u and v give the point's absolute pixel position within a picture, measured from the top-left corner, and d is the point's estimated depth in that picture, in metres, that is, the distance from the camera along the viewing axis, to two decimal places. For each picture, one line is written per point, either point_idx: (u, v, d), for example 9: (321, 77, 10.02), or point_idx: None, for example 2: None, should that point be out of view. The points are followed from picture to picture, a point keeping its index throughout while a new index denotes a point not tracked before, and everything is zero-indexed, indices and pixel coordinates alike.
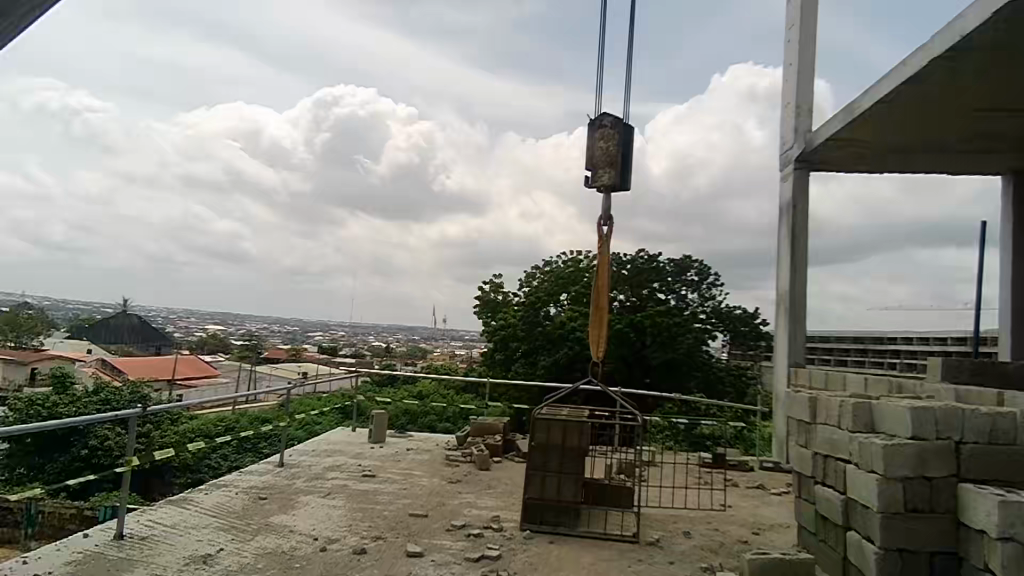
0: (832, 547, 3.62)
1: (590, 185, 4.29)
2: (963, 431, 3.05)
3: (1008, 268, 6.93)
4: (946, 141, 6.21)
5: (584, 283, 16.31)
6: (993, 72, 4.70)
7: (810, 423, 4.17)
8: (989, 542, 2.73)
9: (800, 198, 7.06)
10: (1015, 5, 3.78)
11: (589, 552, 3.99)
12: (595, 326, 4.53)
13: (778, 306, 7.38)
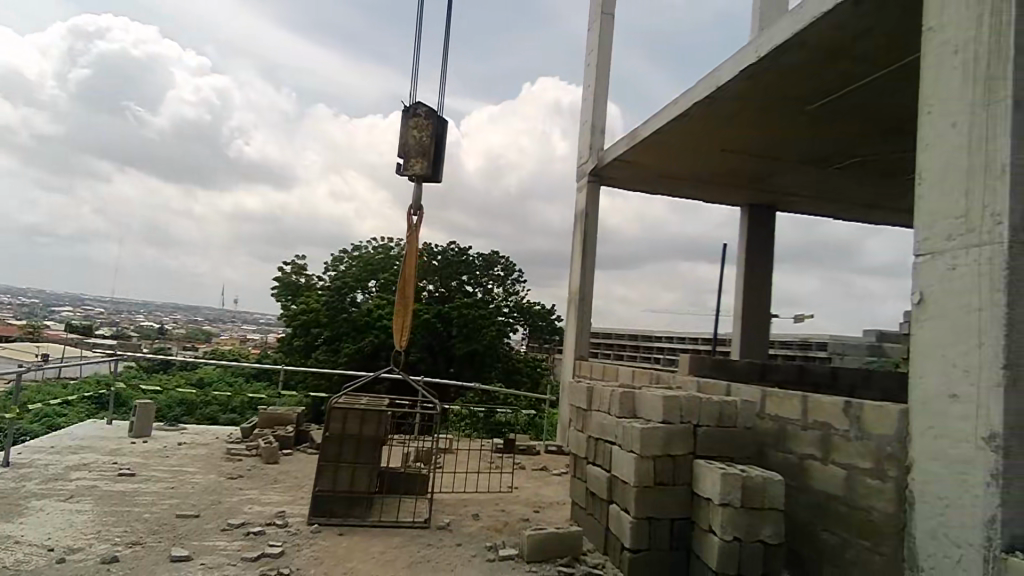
0: (597, 519, 4.12)
1: (402, 173, 4.26)
2: (699, 416, 3.71)
3: (743, 283, 8.50)
4: (704, 173, 7.42)
5: (394, 270, 16.09)
6: (741, 121, 5.72)
7: (586, 410, 4.69)
8: (713, 507, 3.35)
9: (592, 208, 7.89)
10: (753, 68, 4.67)
11: (378, 541, 3.97)
12: (399, 314, 4.52)
13: (570, 304, 8.13)
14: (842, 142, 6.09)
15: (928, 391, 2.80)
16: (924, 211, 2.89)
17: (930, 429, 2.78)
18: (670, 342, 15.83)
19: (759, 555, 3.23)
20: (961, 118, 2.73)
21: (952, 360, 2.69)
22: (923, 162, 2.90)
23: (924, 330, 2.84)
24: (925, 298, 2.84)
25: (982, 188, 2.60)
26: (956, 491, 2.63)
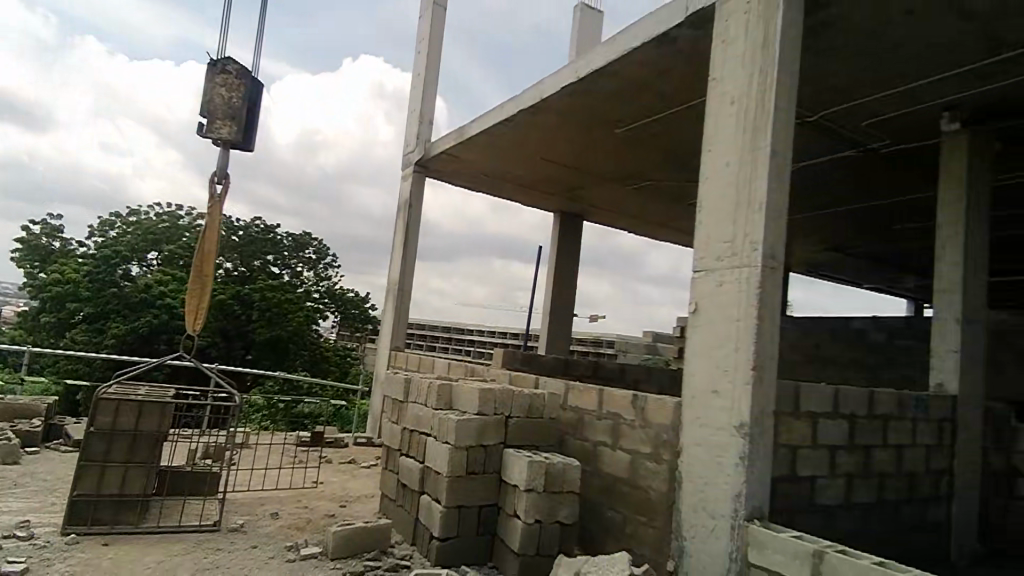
0: (407, 511, 4.12)
1: (204, 134, 3.77)
2: (511, 407, 3.92)
3: (552, 284, 9.14)
4: (526, 177, 7.83)
5: (183, 243, 14.23)
6: (562, 134, 6.16)
7: (401, 402, 4.65)
8: (518, 493, 3.57)
9: (415, 199, 7.85)
10: (573, 87, 5.06)
11: (155, 549, 3.50)
12: (194, 294, 4.00)
13: (388, 294, 7.99)
14: (642, 166, 6.90)
15: (697, 388, 3.32)
16: (702, 234, 3.40)
17: (697, 419, 3.30)
18: (481, 336, 16.42)
19: (556, 534, 3.53)
20: (733, 159, 3.26)
21: (716, 361, 3.22)
22: (704, 192, 3.42)
23: (697, 335, 3.36)
24: (699, 308, 3.35)
25: (745, 219, 3.14)
26: (714, 471, 3.16)
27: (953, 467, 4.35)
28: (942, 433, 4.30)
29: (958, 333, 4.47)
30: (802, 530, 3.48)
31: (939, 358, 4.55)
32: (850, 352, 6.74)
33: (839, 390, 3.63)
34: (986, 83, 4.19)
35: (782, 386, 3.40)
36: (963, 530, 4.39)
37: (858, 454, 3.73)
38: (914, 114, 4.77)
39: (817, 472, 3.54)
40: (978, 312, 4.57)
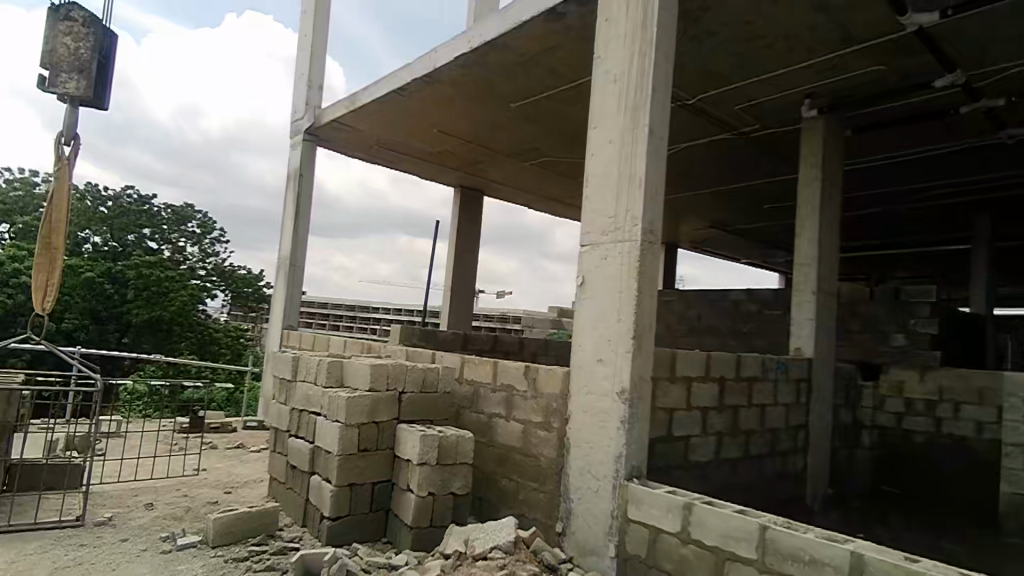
0: (297, 492, 3.99)
1: (46, 89, 3.34)
2: (404, 382, 3.88)
3: (454, 259, 9.10)
4: (425, 150, 7.68)
5: (39, 213, 12.69)
6: (459, 106, 6.08)
7: (289, 381, 4.47)
8: (411, 467, 3.56)
9: (307, 170, 7.48)
10: (466, 58, 4.99)
11: (5, 550, 3.15)
12: (43, 270, 3.57)
13: (279, 270, 7.61)
14: (540, 142, 6.98)
15: (583, 357, 3.46)
16: (588, 209, 3.50)
17: (583, 387, 3.44)
18: (385, 314, 16.11)
19: (449, 505, 3.58)
20: (615, 137, 3.37)
21: (600, 331, 3.36)
22: (589, 168, 3.52)
23: (583, 307, 3.48)
24: (585, 281, 3.48)
25: (626, 195, 3.27)
26: (598, 435, 3.33)
27: (808, 422, 4.87)
28: (799, 392, 4.79)
29: (813, 303, 4.97)
30: (678, 485, 3.76)
31: (798, 325, 5.05)
32: (729, 322, 7.30)
33: (711, 355, 3.93)
34: (839, 75, 4.62)
35: (660, 353, 3.62)
36: (817, 477, 4.94)
37: (727, 414, 4.08)
38: (780, 102, 5.17)
39: (692, 431, 3.82)
40: (831, 283, 5.10)
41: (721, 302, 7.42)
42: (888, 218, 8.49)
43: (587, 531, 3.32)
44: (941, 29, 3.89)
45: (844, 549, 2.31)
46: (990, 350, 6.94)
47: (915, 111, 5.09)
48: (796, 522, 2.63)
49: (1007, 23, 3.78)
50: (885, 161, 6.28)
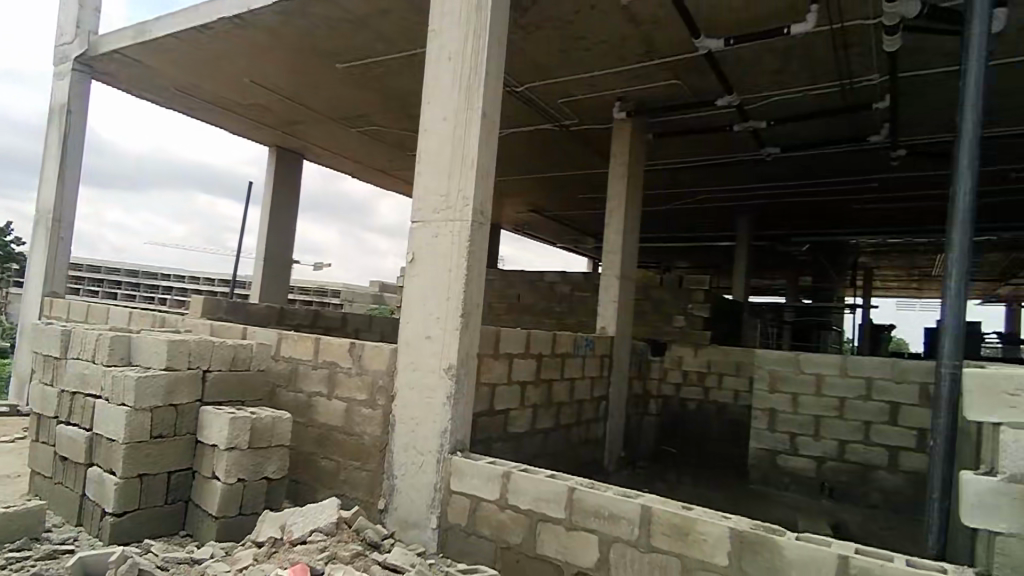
0: (69, 487, 3.41)
1: None
2: (210, 360, 3.50)
3: (268, 225, 8.36)
4: (235, 101, 6.90)
5: None
6: (280, 58, 5.56)
7: (57, 359, 3.76)
8: (217, 453, 3.24)
9: (79, 106, 6.27)
10: (287, 6, 4.57)
11: None
12: None
13: (38, 224, 6.33)
14: (370, 110, 6.70)
15: (411, 334, 3.46)
16: (420, 185, 3.47)
17: (411, 364, 3.44)
18: (180, 282, 14.28)
19: (261, 491, 3.35)
20: (449, 114, 3.38)
21: (430, 309, 3.38)
22: (422, 143, 3.47)
23: (411, 284, 3.47)
24: (415, 257, 3.46)
25: (459, 175, 3.31)
26: (423, 411, 3.37)
27: (609, 393, 5.46)
28: (602, 366, 5.34)
29: (616, 286, 5.56)
30: (496, 456, 3.98)
31: (604, 307, 5.60)
32: (544, 302, 7.84)
33: (530, 333, 4.19)
34: (646, 84, 5.15)
35: (484, 331, 3.76)
36: (614, 442, 5.58)
37: (542, 388, 4.40)
38: (598, 101, 5.61)
39: (510, 405, 4.05)
40: (631, 269, 5.74)
41: (539, 283, 7.90)
42: (678, 214, 9.76)
43: (409, 505, 3.36)
44: (725, 56, 4.53)
45: (636, 503, 2.67)
46: (744, 330, 8.43)
47: (702, 123, 5.88)
48: (599, 483, 2.96)
49: (772, 59, 4.54)
50: (678, 164, 7.18)
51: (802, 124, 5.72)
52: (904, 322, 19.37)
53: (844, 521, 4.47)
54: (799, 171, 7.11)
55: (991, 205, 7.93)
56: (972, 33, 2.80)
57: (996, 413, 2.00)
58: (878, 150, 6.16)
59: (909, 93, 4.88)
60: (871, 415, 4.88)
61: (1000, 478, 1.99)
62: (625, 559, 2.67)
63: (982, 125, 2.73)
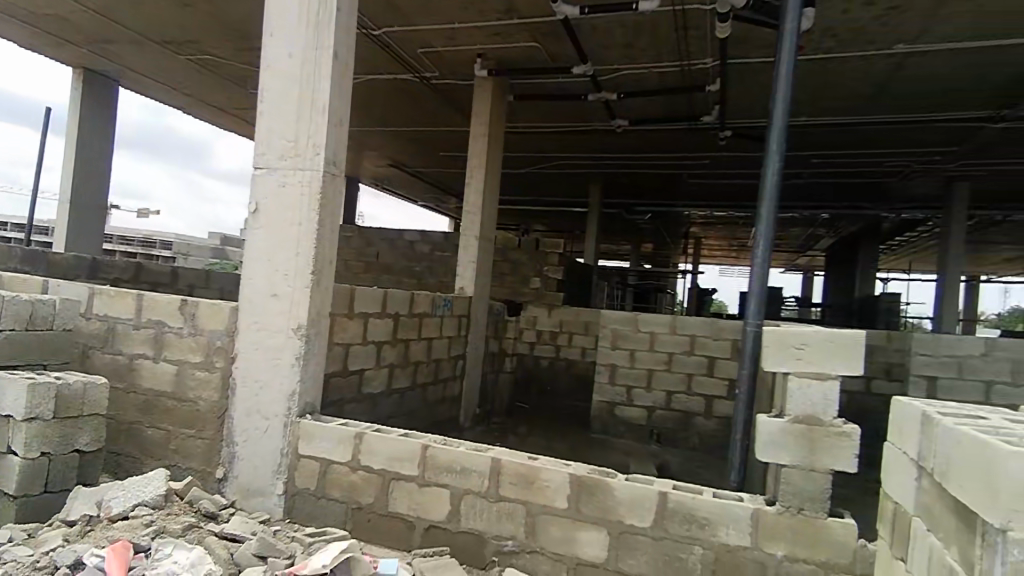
0: None
1: None
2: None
3: (75, 161, 7.14)
4: (24, 7, 5.71)
5: None
6: None
7: None
8: (13, 424, 2.78)
9: None
10: None
11: None
12: None
13: None
14: (205, 36, 5.94)
15: (253, 291, 3.20)
16: (261, 127, 3.16)
17: (253, 323, 3.20)
18: None
19: (72, 465, 2.94)
20: (295, 52, 3.10)
21: (275, 264, 3.15)
22: (264, 81, 3.16)
23: (253, 236, 3.19)
24: (258, 208, 3.18)
25: (308, 121, 3.08)
26: (267, 372, 3.17)
27: (466, 352, 5.56)
28: (460, 326, 5.40)
29: (475, 246, 5.61)
30: (349, 417, 3.89)
31: (462, 267, 5.64)
32: (403, 261, 7.70)
33: (386, 292, 4.10)
34: (506, 43, 5.13)
35: (338, 289, 3.60)
36: (470, 399, 5.73)
37: (399, 347, 4.35)
38: (458, 55, 5.49)
39: (365, 365, 3.96)
40: (490, 229, 5.82)
41: (398, 241, 7.72)
42: (538, 178, 10.04)
43: (253, 472, 3.18)
44: (581, 25, 4.66)
45: (487, 456, 2.77)
46: (593, 291, 9.01)
47: (558, 89, 6.03)
48: (451, 439, 3.02)
49: (622, 32, 4.75)
50: (536, 129, 7.33)
51: (648, 100, 6.10)
52: (724, 287, 22.09)
53: (668, 462, 5.06)
54: (645, 144, 7.64)
55: (797, 186, 9.17)
56: (784, 29, 3.15)
57: (786, 364, 2.37)
58: (710, 130, 6.79)
59: (736, 80, 5.42)
60: (693, 369, 5.52)
61: (787, 418, 2.36)
62: (475, 509, 2.78)
63: (788, 114, 3.10)
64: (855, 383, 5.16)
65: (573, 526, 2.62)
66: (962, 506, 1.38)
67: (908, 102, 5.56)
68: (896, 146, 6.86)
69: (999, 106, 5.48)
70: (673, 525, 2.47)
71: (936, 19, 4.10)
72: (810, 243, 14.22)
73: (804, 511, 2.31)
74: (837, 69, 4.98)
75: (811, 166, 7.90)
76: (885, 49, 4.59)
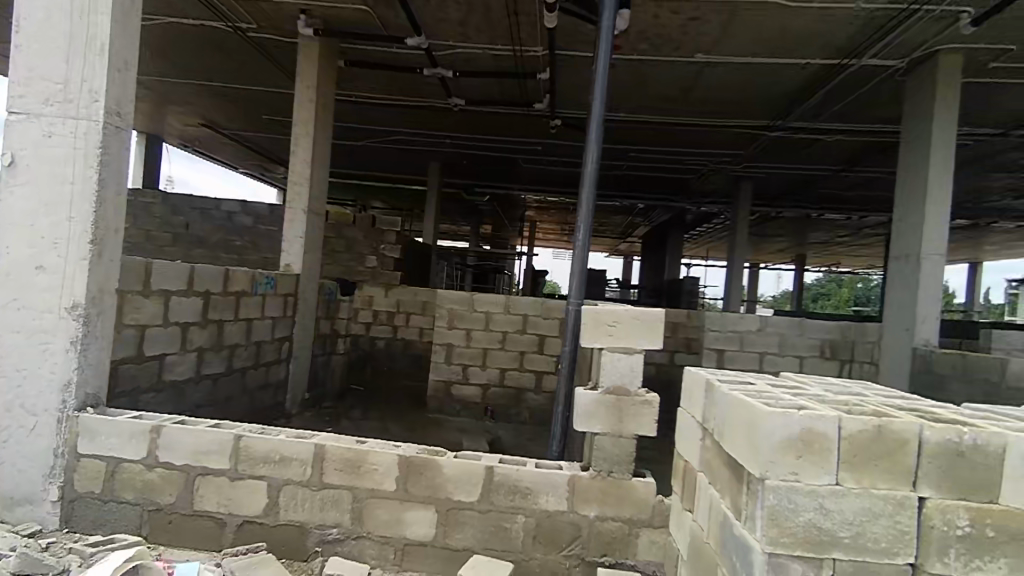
0: None
1: None
2: None
3: None
4: None
5: None
6: None
7: None
8: None
9: None
10: None
11: None
12: None
13: None
14: None
15: (11, 262, 2.64)
16: (17, 64, 2.60)
17: (11, 301, 2.64)
18: None
19: None
20: None
21: (40, 231, 2.62)
22: (22, 6, 2.59)
23: (10, 196, 2.62)
24: (16, 162, 2.62)
25: (82, 61, 2.59)
26: (32, 360, 2.64)
27: (292, 333, 5.20)
28: (285, 305, 5.03)
29: (302, 220, 5.24)
30: (148, 409, 3.43)
31: (288, 242, 5.23)
32: (220, 234, 6.95)
33: (194, 267, 3.65)
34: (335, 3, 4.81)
35: (130, 263, 3.11)
36: (298, 383, 5.40)
37: (210, 330, 3.92)
38: (280, 9, 5.02)
39: (166, 349, 3.50)
40: (320, 202, 5.47)
41: (213, 212, 6.93)
42: (375, 152, 9.68)
43: (15, 479, 2.65)
44: None
45: (309, 443, 2.61)
46: (431, 271, 8.98)
47: (393, 60, 5.82)
48: (269, 427, 2.80)
49: (456, 9, 4.71)
50: (372, 100, 7.03)
51: (483, 81, 6.16)
52: (558, 269, 23.49)
53: (500, 436, 5.26)
54: (483, 126, 7.74)
55: (620, 177, 9.98)
56: (602, 25, 3.36)
57: (600, 341, 2.55)
58: (542, 117, 7.08)
59: (565, 71, 5.69)
60: (525, 346, 5.77)
61: (600, 390, 2.55)
62: (296, 500, 2.61)
63: (605, 108, 3.32)
64: (662, 357, 5.79)
65: (401, 507, 2.58)
66: (734, 461, 1.59)
67: (708, 107, 6.30)
68: (699, 147, 7.77)
69: (775, 118, 6.45)
70: (498, 497, 2.56)
71: (728, 34, 4.67)
72: (630, 230, 15.62)
73: (613, 473, 2.53)
74: (650, 70, 5.46)
75: (632, 159, 8.64)
76: (689, 57, 5.12)
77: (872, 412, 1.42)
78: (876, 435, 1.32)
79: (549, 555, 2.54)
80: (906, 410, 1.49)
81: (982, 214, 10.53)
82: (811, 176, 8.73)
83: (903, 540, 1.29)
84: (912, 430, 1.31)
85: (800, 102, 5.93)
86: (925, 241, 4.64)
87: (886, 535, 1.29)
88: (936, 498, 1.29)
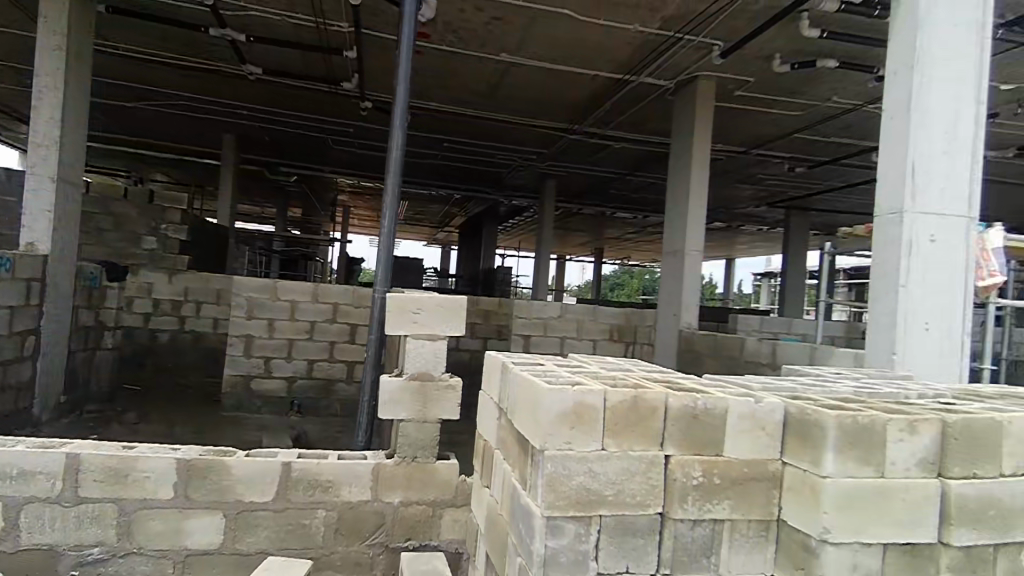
0: None
1: None
2: None
3: None
4: None
5: None
6: None
7: None
8: None
9: None
10: None
11: None
12: None
13: None
14: None
15: None
16: None
17: None
18: None
19: None
20: None
21: None
22: None
23: None
24: None
25: None
26: None
27: (41, 327, 4.35)
28: (28, 292, 4.18)
29: (54, 191, 4.39)
30: None
31: (31, 218, 4.34)
32: None
33: None
34: None
35: None
36: (49, 386, 4.54)
37: None
38: None
39: None
40: (75, 171, 4.63)
41: None
42: (155, 118, 8.46)
43: None
44: None
45: (60, 453, 2.24)
46: (229, 255, 8.17)
47: (173, 14, 5.12)
48: (3, 436, 2.35)
49: None
50: (150, 57, 6.14)
51: (282, 51, 5.73)
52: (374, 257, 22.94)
53: (305, 431, 4.99)
54: (287, 101, 7.20)
55: (436, 166, 10.05)
56: (405, 11, 3.35)
57: (405, 328, 2.56)
58: (350, 97, 6.82)
59: (371, 51, 5.54)
60: (334, 336, 5.54)
61: (404, 376, 2.57)
62: (43, 520, 2.24)
63: (409, 95, 3.32)
64: (473, 344, 5.99)
65: (180, 516, 2.33)
66: (522, 436, 1.72)
67: (515, 105, 6.63)
68: (509, 142, 8.14)
69: (573, 121, 7.02)
70: (296, 494, 2.44)
71: (529, 37, 4.94)
72: (447, 219, 15.83)
73: (417, 458, 2.57)
74: (459, 63, 5.56)
75: (446, 149, 8.75)
76: (495, 55, 5.33)
77: (632, 385, 1.64)
78: (632, 404, 1.52)
79: (351, 546, 2.49)
80: (660, 383, 1.74)
81: (734, 218, 12.67)
82: (606, 178, 9.69)
83: (653, 493, 1.51)
84: (660, 399, 1.54)
85: (594, 109, 6.54)
86: (690, 239, 5.45)
87: (640, 490, 1.50)
88: (678, 454, 1.53)
